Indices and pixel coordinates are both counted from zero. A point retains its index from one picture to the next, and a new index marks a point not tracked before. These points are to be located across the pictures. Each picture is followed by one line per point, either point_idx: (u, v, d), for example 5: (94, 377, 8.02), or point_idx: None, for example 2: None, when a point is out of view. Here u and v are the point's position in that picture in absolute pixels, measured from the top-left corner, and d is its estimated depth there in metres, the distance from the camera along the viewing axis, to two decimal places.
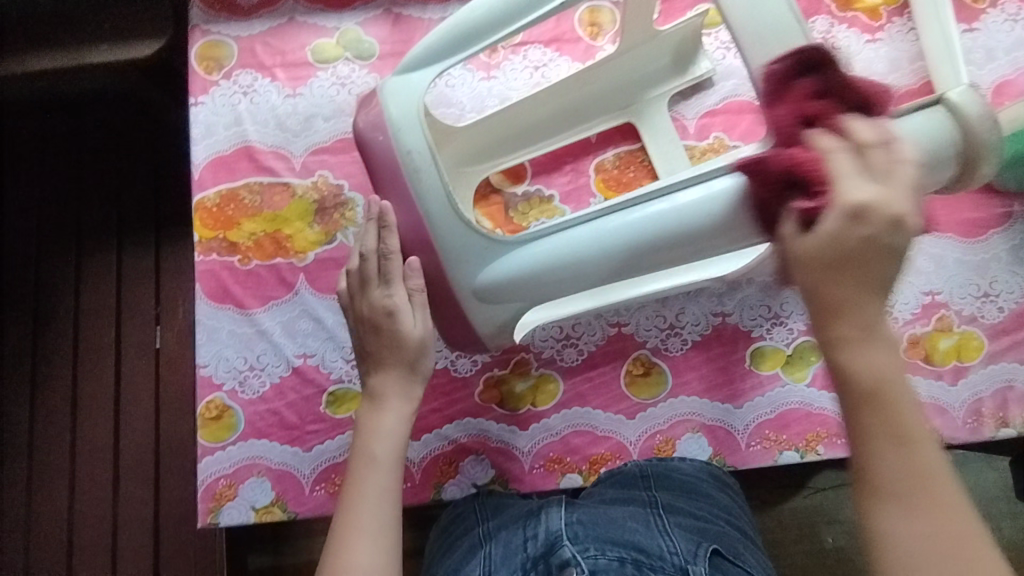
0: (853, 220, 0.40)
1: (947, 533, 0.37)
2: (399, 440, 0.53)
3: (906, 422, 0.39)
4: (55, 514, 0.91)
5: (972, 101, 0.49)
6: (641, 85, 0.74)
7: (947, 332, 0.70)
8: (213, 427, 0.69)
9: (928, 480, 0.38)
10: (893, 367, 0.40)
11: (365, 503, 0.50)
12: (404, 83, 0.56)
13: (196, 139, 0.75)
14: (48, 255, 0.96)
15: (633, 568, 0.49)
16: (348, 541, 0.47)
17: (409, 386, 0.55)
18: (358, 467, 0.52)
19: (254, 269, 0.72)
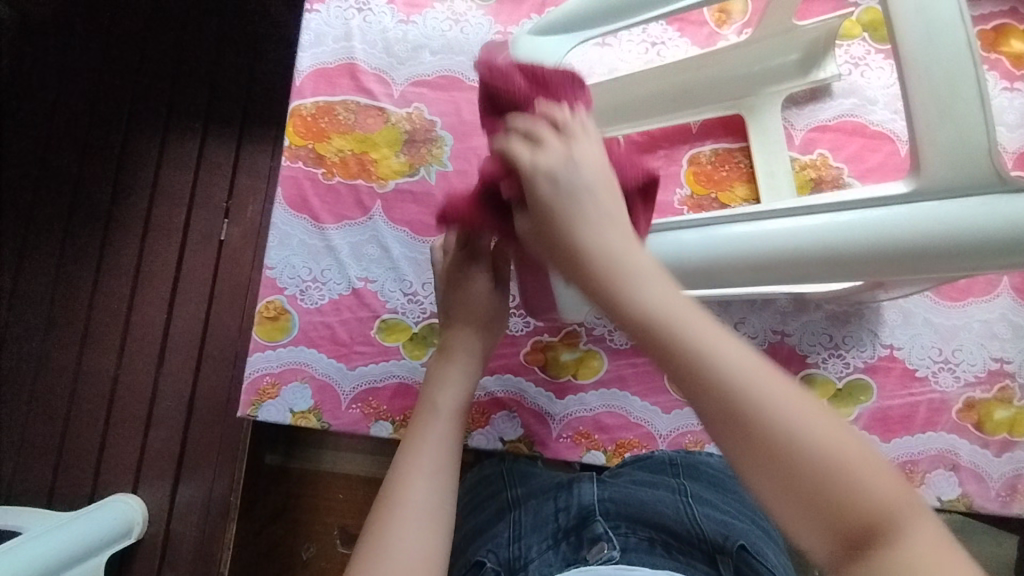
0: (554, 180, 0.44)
1: (812, 426, 0.34)
2: (461, 394, 0.55)
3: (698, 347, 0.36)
4: (102, 370, 0.96)
5: None
6: (758, 80, 0.71)
7: (1006, 402, 0.68)
8: (268, 326, 0.71)
9: (746, 399, 0.35)
10: (666, 292, 0.39)
11: (427, 443, 0.51)
12: (540, 45, 0.56)
13: (304, 45, 0.75)
14: (137, 126, 0.99)
15: (662, 550, 0.52)
16: (406, 471, 0.48)
17: (474, 345, 0.58)
18: (420, 413, 0.54)
19: (335, 185, 0.74)
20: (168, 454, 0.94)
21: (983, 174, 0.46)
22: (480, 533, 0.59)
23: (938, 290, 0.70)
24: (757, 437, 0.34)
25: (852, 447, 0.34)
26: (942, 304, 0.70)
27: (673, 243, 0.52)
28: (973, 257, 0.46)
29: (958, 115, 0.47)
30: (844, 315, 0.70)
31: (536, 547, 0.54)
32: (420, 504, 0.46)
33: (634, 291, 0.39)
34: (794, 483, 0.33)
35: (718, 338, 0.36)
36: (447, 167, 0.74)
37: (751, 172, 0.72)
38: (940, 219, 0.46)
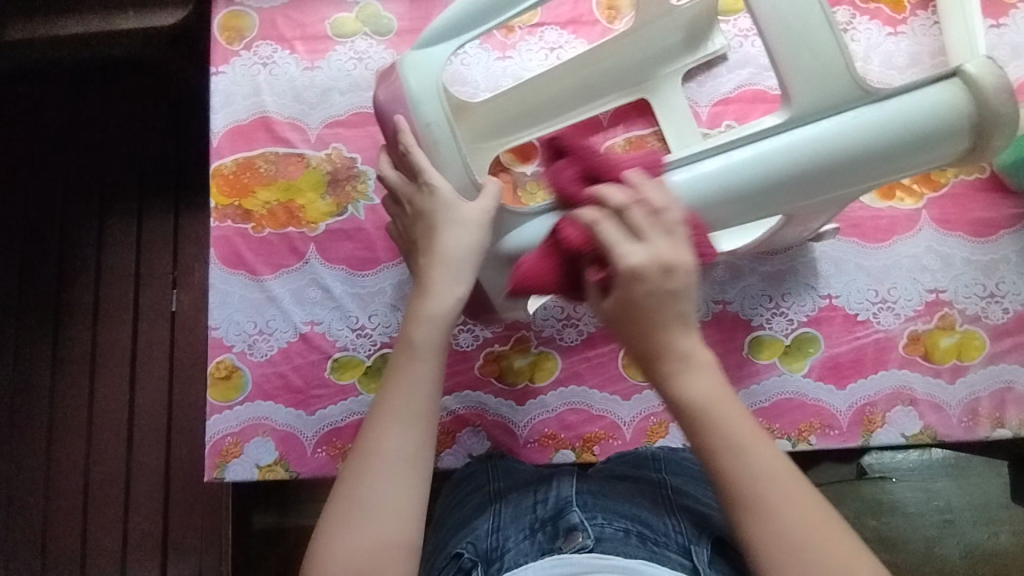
0: (631, 279, 0.45)
1: (801, 527, 0.41)
2: (439, 330, 0.52)
3: (753, 434, 0.44)
4: (74, 461, 0.95)
5: (988, 72, 0.49)
6: (655, 61, 0.74)
7: (949, 330, 0.70)
8: (222, 386, 0.71)
9: (725, 431, 0.44)
10: (716, 387, 0.45)
11: (399, 390, 0.49)
12: (428, 56, 0.57)
13: (215, 107, 0.77)
14: (73, 214, 1.00)
15: (636, 539, 0.50)
16: (379, 425, 0.48)
17: (455, 248, 0.54)
18: (399, 356, 0.51)
19: (267, 237, 0.74)
20: (153, 534, 0.93)
21: (845, 88, 0.51)
22: (460, 526, 0.58)
23: (864, 234, 0.72)
24: (720, 438, 0.44)
25: (802, 526, 0.41)
26: (869, 246, 0.72)
27: None
28: (851, 168, 0.51)
29: (815, 48, 0.51)
30: (779, 275, 0.72)
31: (513, 537, 0.52)
32: (393, 466, 0.47)
33: (665, 334, 0.46)
34: (756, 486, 0.42)
35: (757, 452, 0.43)
36: (373, 200, 0.75)
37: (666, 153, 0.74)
38: (815, 137, 0.51)
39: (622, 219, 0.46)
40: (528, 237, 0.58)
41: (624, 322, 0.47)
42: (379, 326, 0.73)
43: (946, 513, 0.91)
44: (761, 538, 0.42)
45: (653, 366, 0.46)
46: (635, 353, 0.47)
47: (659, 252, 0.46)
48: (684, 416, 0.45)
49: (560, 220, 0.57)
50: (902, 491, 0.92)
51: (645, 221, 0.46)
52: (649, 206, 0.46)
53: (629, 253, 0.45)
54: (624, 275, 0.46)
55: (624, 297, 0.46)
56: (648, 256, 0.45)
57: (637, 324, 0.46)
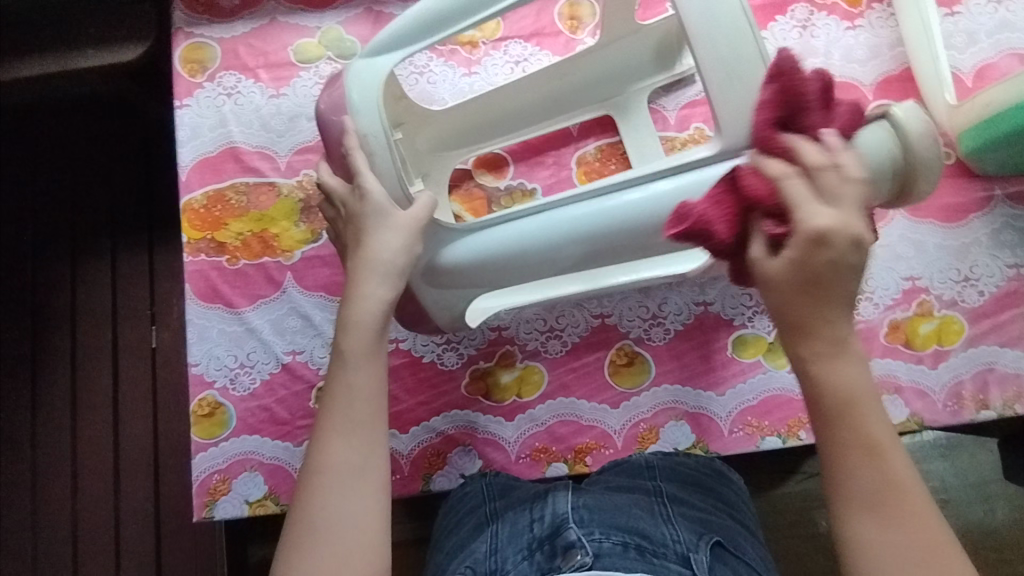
0: (815, 243, 0.41)
1: (913, 537, 0.42)
2: (368, 332, 0.53)
3: (874, 436, 0.43)
4: (60, 508, 0.93)
5: (913, 118, 0.50)
6: (625, 78, 0.74)
7: (928, 316, 0.71)
8: (205, 423, 0.70)
9: (857, 428, 0.43)
10: (859, 378, 0.44)
11: (337, 399, 0.51)
12: (369, 67, 0.58)
13: (182, 141, 0.76)
14: (45, 256, 0.98)
15: (636, 552, 0.49)
16: (322, 439, 0.50)
17: (377, 259, 0.54)
18: (333, 367, 0.53)
19: (242, 268, 0.73)
20: None
21: None
22: (458, 550, 0.58)
23: None
24: (852, 429, 0.43)
25: (926, 539, 0.42)
26: None
27: (513, 233, 0.58)
28: None
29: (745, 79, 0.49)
30: None
31: (511, 558, 0.52)
32: (342, 509, 0.48)
33: (830, 311, 0.43)
34: (862, 445, 0.43)
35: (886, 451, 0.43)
36: None
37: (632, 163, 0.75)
38: None
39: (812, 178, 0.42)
40: (467, 252, 0.60)
41: (801, 286, 0.43)
42: None
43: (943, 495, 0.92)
44: (855, 498, 0.43)
45: (802, 340, 0.44)
46: (781, 322, 0.44)
47: (845, 214, 0.42)
48: (823, 395, 0.44)
49: (501, 237, 0.59)
50: None
51: (835, 185, 0.42)
52: (842, 170, 0.42)
53: (815, 214, 0.41)
54: (809, 239, 0.41)
55: (808, 252, 0.42)
56: (838, 220, 0.41)
57: (814, 298, 0.43)
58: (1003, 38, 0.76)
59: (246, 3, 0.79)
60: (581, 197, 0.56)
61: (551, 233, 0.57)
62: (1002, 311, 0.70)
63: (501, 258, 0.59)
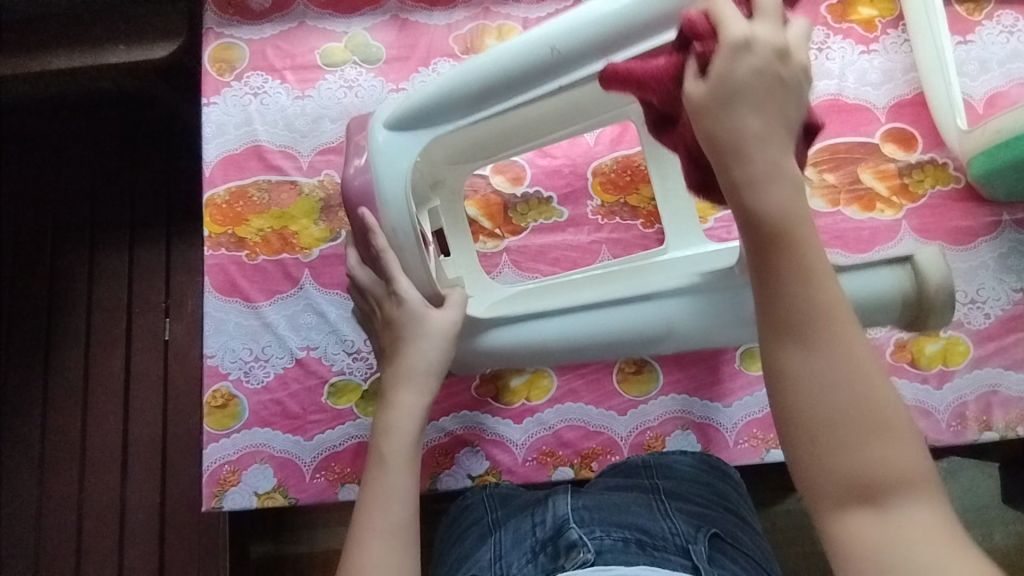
0: (739, 147, 0.37)
1: (878, 465, 0.36)
2: (408, 437, 0.56)
3: (842, 352, 0.36)
4: (66, 495, 0.94)
5: (936, 265, 0.56)
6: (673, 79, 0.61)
7: (934, 336, 0.72)
8: (218, 414, 0.71)
9: (818, 336, 0.36)
10: (820, 283, 0.37)
11: (375, 505, 0.53)
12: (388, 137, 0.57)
13: (208, 137, 0.78)
14: (65, 245, 1.00)
15: (637, 547, 0.50)
16: (359, 543, 0.51)
17: (420, 371, 0.58)
18: (371, 469, 0.55)
19: (261, 264, 0.75)
20: (149, 567, 0.91)
21: None
22: (463, 558, 0.58)
23: (848, 245, 0.74)
24: (815, 339, 0.37)
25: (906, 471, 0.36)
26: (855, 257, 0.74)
27: (556, 327, 0.61)
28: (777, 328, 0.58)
29: None
30: None
31: (516, 563, 0.52)
32: (386, 571, 0.49)
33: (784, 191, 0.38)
34: (842, 418, 0.36)
35: (848, 368, 0.36)
36: None
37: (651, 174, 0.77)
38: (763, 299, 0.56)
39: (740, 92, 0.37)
40: (507, 337, 0.63)
41: (742, 143, 0.38)
42: None
43: None
44: (834, 476, 0.36)
45: (755, 228, 0.37)
46: (730, 186, 0.38)
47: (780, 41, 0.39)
48: (780, 297, 0.37)
49: (543, 328, 0.61)
50: None
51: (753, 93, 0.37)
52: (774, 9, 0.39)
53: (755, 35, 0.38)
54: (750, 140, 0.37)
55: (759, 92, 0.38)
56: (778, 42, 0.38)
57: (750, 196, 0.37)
58: (1014, 67, 0.77)
59: (276, 6, 0.82)
60: (624, 301, 0.60)
61: (593, 330, 0.61)
62: (1007, 334, 0.71)
63: (543, 347, 0.62)
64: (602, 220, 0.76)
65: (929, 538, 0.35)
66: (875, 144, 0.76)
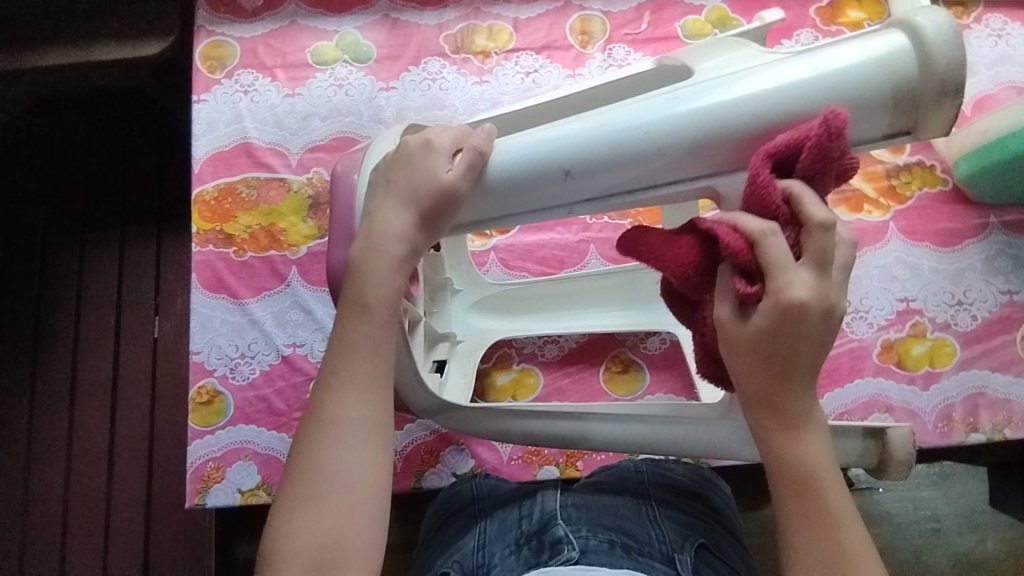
0: (783, 314, 0.40)
1: None
2: (391, 291, 0.48)
3: (834, 512, 0.41)
4: (52, 494, 0.93)
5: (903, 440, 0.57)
6: None
7: (921, 338, 0.72)
8: (203, 411, 0.71)
9: (820, 495, 0.42)
10: (821, 456, 0.43)
11: (350, 355, 0.46)
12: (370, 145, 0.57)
13: (197, 134, 0.78)
14: (55, 242, 1.00)
15: (622, 550, 0.49)
16: (331, 386, 0.45)
17: (412, 229, 0.48)
18: (347, 309, 0.48)
19: (248, 260, 0.75)
20: (133, 567, 0.91)
21: None
22: (447, 543, 0.58)
23: None
24: (805, 501, 0.42)
25: None
26: None
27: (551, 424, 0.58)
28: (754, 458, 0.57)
29: None
30: None
31: (499, 554, 0.52)
32: (354, 426, 0.44)
33: (790, 391, 0.42)
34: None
35: (845, 532, 0.41)
36: None
37: None
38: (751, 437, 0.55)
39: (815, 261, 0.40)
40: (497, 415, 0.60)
41: (769, 347, 0.41)
42: None
43: (935, 523, 0.92)
44: None
45: (767, 415, 0.43)
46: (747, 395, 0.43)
47: (826, 293, 0.40)
48: (776, 471, 0.43)
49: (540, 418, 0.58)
50: (890, 502, 0.93)
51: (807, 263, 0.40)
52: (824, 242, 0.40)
53: (796, 282, 0.39)
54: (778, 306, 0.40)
55: (781, 323, 0.40)
56: (815, 293, 0.40)
57: (772, 361, 0.42)
58: (1001, 71, 0.78)
59: (268, 5, 0.82)
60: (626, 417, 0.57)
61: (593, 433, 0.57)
62: (994, 336, 0.71)
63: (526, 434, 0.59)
64: (590, 219, 0.76)
65: None
66: None
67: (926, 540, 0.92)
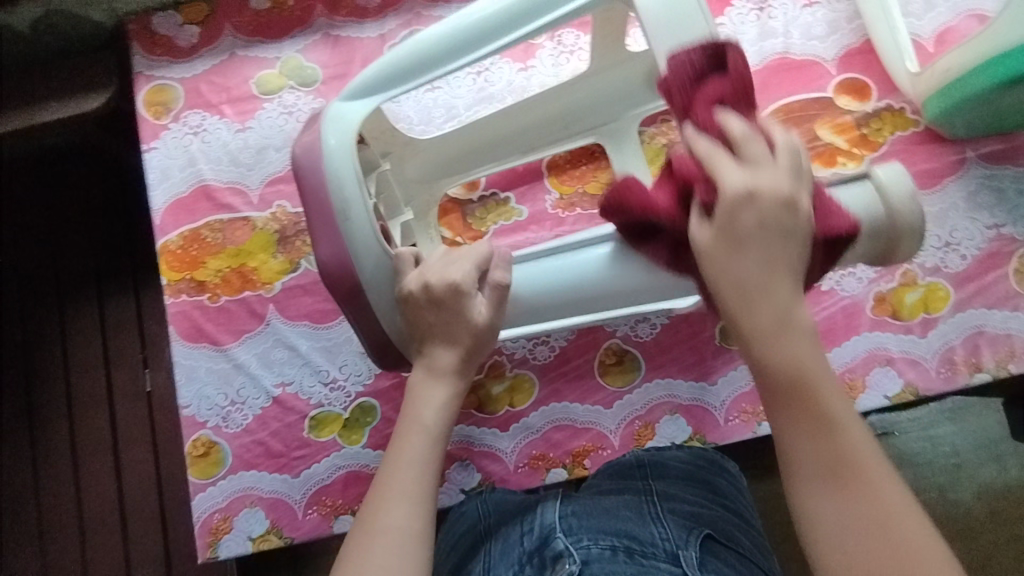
0: (738, 207, 0.43)
1: (870, 503, 0.40)
2: (444, 416, 0.56)
3: (818, 405, 0.42)
4: (69, 560, 0.93)
5: (896, 184, 0.55)
6: (620, 103, 0.73)
7: (913, 285, 0.71)
8: (201, 464, 0.70)
9: (816, 396, 0.42)
10: (808, 353, 0.43)
11: (400, 469, 0.52)
12: (357, 108, 0.58)
13: (153, 184, 0.76)
14: (33, 311, 0.98)
15: (624, 556, 0.49)
16: (382, 500, 0.50)
17: (461, 368, 0.57)
18: (401, 429, 0.55)
19: (224, 305, 0.73)
20: None
21: None
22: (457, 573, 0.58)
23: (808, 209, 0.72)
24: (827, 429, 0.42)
25: (894, 502, 0.40)
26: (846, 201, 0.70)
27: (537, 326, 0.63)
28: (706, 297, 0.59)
29: None
30: None
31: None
32: (400, 529, 0.48)
33: (778, 288, 0.43)
34: (820, 470, 0.41)
35: (830, 409, 0.42)
36: None
37: (607, 160, 0.75)
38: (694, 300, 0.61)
39: (732, 146, 0.45)
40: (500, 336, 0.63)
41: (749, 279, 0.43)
42: (351, 375, 0.72)
43: (954, 458, 0.91)
44: (824, 514, 0.41)
45: (740, 312, 0.43)
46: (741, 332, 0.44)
47: (738, 192, 0.43)
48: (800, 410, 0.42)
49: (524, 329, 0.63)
50: (906, 445, 0.92)
51: (761, 153, 0.44)
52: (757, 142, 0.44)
53: (734, 177, 0.43)
54: (738, 198, 0.43)
55: (739, 227, 0.43)
56: (771, 184, 0.43)
57: (747, 257, 0.43)
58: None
59: (204, 41, 0.80)
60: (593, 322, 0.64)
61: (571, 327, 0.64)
62: (987, 273, 0.70)
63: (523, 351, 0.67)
64: (562, 213, 0.75)
65: (927, 554, 0.39)
66: (829, 97, 0.75)
67: (948, 475, 0.91)
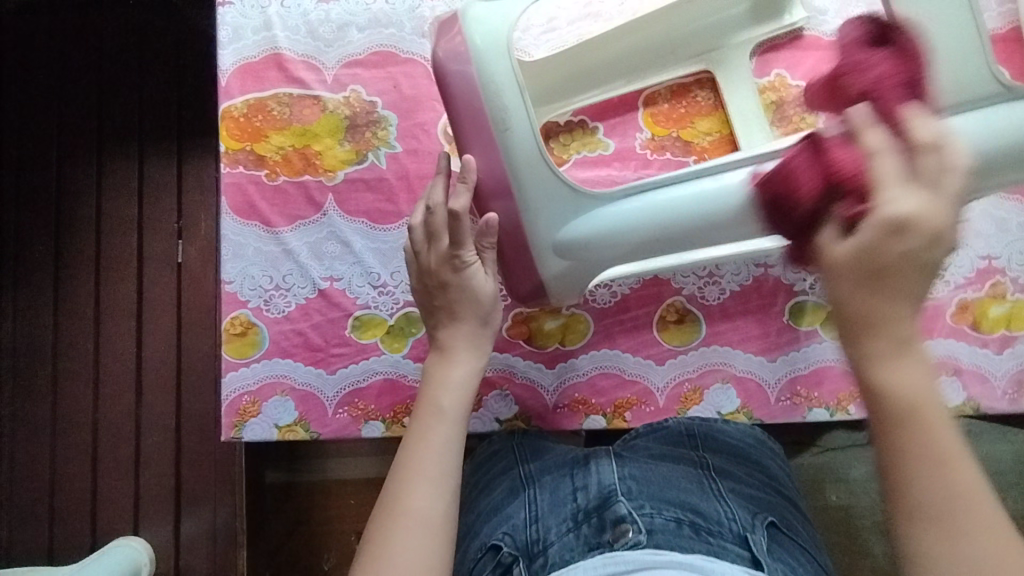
0: (888, 226, 0.38)
1: (992, 553, 0.36)
2: (462, 397, 0.53)
3: (945, 446, 0.38)
4: (81, 412, 0.93)
5: None
6: (728, 29, 0.68)
7: (1000, 299, 0.67)
8: (237, 343, 0.68)
9: (923, 424, 0.38)
10: (926, 382, 0.39)
11: (424, 451, 0.49)
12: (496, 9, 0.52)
13: (223, 43, 0.70)
14: (70, 157, 0.94)
15: (690, 530, 0.48)
16: (406, 484, 0.47)
17: (474, 344, 0.55)
18: (422, 414, 0.51)
19: (281, 185, 0.70)
20: (165, 489, 0.91)
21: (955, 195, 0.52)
22: (494, 513, 0.57)
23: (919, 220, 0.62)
24: (921, 439, 0.38)
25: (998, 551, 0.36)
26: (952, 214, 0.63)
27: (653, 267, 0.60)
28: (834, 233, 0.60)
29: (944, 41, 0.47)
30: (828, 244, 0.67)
31: (555, 529, 0.50)
32: (423, 519, 0.45)
33: (899, 303, 0.39)
34: (937, 513, 0.37)
35: (952, 434, 0.38)
36: (395, 148, 0.70)
37: (709, 109, 0.70)
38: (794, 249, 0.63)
39: (906, 154, 0.39)
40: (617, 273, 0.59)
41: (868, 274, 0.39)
42: (403, 283, 0.69)
43: None
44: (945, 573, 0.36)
45: (872, 335, 0.39)
46: (848, 311, 0.39)
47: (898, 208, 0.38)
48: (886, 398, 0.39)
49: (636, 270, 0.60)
50: None
51: (929, 163, 0.39)
52: (935, 157, 0.39)
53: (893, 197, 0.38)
54: (882, 221, 0.38)
55: (880, 248, 0.38)
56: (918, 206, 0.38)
57: (896, 275, 0.38)
58: None
59: None
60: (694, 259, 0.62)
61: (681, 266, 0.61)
62: None
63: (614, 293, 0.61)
64: (650, 155, 0.70)
65: None
66: None
67: None
